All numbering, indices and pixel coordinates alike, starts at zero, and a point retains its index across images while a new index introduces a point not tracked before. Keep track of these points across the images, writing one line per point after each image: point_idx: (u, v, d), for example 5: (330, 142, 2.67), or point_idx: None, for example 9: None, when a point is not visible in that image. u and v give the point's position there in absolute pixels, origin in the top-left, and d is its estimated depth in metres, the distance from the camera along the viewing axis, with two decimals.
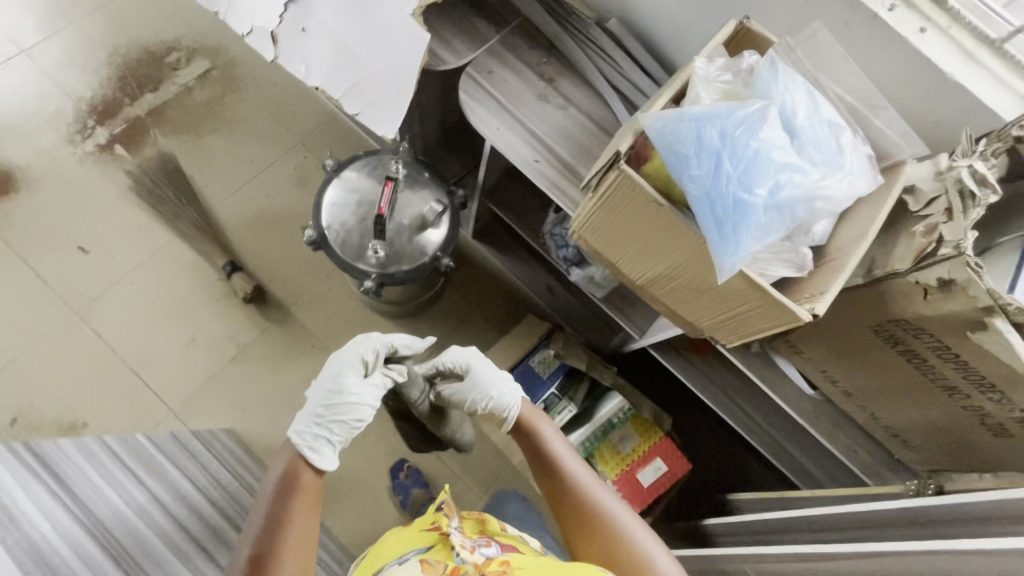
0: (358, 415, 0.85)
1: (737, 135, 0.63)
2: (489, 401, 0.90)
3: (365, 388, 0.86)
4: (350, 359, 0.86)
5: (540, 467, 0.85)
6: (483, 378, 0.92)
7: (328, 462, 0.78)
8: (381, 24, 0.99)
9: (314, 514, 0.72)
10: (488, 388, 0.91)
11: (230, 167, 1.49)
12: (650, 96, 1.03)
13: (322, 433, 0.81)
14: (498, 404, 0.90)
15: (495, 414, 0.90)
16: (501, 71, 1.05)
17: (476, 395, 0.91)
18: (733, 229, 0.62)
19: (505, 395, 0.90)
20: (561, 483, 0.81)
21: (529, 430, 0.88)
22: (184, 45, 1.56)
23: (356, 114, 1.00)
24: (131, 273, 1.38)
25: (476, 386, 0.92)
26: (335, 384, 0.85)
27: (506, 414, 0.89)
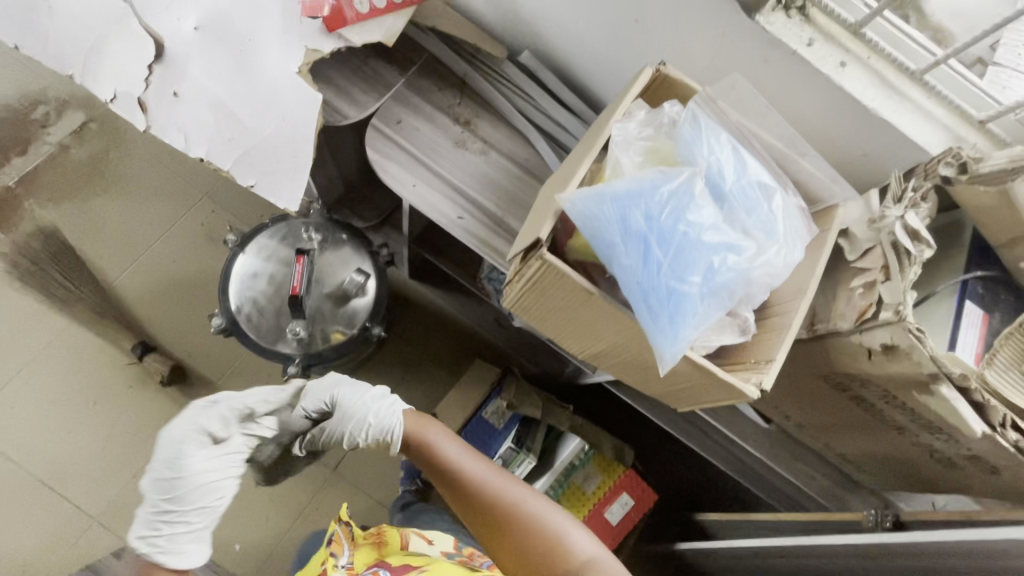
0: (218, 494, 0.72)
1: (664, 217, 0.58)
2: (366, 433, 0.80)
3: (217, 461, 0.72)
4: (189, 438, 0.72)
5: (441, 480, 0.75)
6: (351, 407, 0.82)
7: (191, 557, 0.69)
8: (264, 82, 0.87)
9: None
10: (359, 419, 0.81)
11: (126, 233, 1.33)
12: (574, 134, 0.96)
13: (176, 527, 0.70)
14: (379, 431, 0.80)
15: (379, 441, 0.81)
16: (411, 119, 0.95)
17: (349, 431, 0.81)
18: (670, 324, 0.56)
19: (378, 418, 0.80)
20: (469, 493, 0.73)
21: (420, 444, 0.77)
22: (51, 97, 1.36)
23: (251, 186, 0.87)
24: (25, 370, 1.23)
25: (345, 420, 0.81)
26: (173, 470, 0.70)
27: (391, 437, 0.80)
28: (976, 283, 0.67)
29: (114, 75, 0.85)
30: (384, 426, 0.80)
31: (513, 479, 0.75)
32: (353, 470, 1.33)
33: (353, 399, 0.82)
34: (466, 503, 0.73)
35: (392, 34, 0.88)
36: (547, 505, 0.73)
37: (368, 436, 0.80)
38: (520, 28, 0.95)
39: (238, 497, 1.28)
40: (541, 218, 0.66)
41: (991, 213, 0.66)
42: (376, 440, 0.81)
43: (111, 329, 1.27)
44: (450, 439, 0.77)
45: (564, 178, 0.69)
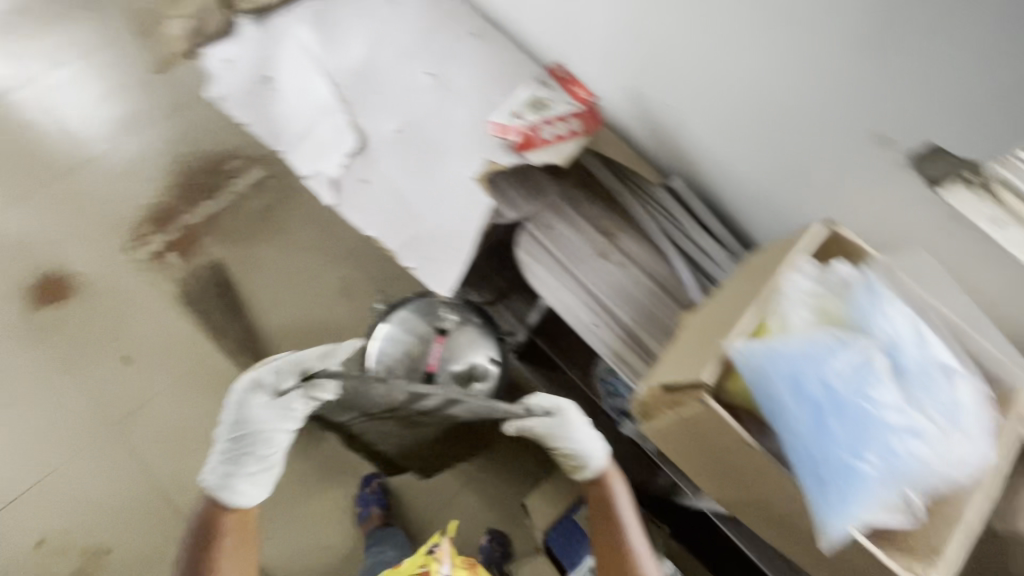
0: (272, 443, 0.79)
1: (844, 388, 0.57)
2: (566, 449, 0.80)
3: (272, 414, 0.79)
4: (250, 388, 0.79)
5: (602, 522, 0.78)
6: (571, 424, 0.80)
7: (248, 498, 0.76)
8: (440, 178, 0.97)
9: (241, 557, 0.74)
10: (571, 436, 0.79)
11: (277, 277, 1.49)
12: (717, 262, 0.98)
13: (236, 467, 0.77)
14: (580, 455, 0.80)
15: (572, 459, 0.81)
16: (561, 227, 1.02)
17: (555, 441, 0.80)
18: (841, 499, 0.55)
19: (589, 446, 0.80)
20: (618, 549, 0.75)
21: (609, 489, 0.80)
22: (242, 154, 1.60)
23: (413, 268, 0.97)
24: (169, 387, 1.36)
25: (564, 431, 0.79)
26: (237, 416, 0.78)
27: (583, 463, 0.80)
28: None
29: (320, 159, 1.03)
30: (588, 455, 0.80)
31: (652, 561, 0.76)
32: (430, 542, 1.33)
33: (571, 420, 0.80)
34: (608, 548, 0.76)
35: (565, 155, 0.89)
36: None
37: (570, 455, 0.80)
38: (678, 159, 1.01)
39: (321, 548, 1.29)
40: (700, 357, 0.67)
41: None
42: (571, 458, 0.81)
43: (247, 363, 1.40)
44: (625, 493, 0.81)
45: (724, 319, 0.70)
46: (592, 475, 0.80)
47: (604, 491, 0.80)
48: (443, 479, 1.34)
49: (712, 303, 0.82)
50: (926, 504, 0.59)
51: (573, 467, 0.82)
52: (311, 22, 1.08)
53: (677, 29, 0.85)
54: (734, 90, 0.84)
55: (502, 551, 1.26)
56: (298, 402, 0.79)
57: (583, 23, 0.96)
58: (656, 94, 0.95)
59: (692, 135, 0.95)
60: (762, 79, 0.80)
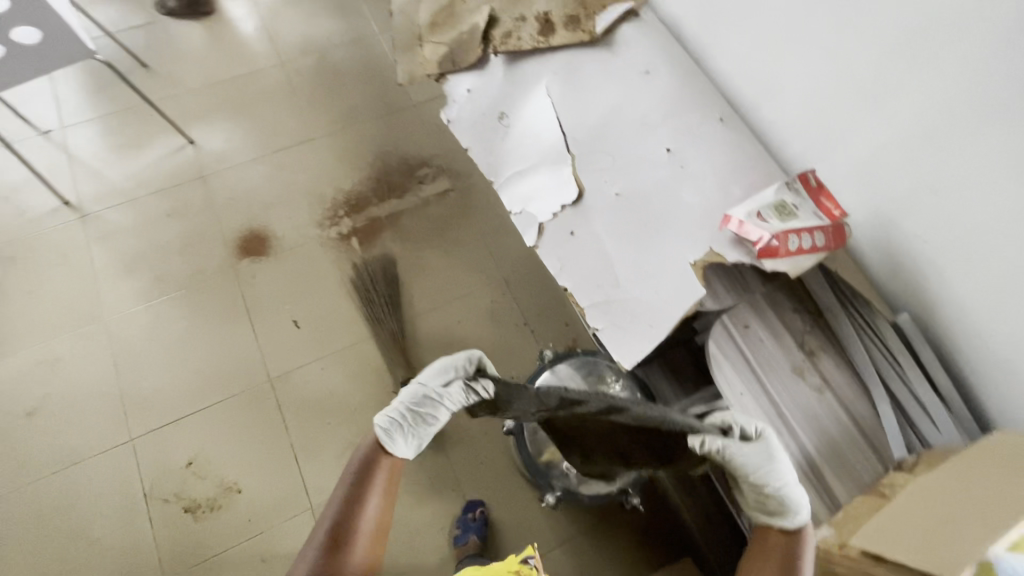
0: (438, 412, 0.87)
1: None
2: (774, 484, 0.77)
3: (449, 390, 0.87)
4: (443, 366, 0.90)
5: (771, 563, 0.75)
6: (783, 459, 0.79)
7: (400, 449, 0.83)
8: (650, 252, 0.97)
9: (388, 497, 0.76)
10: (781, 471, 0.78)
11: (437, 283, 1.57)
12: (932, 418, 0.88)
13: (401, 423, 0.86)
14: (786, 497, 0.77)
15: (775, 501, 0.77)
16: (758, 328, 0.98)
17: (762, 471, 0.78)
18: None
19: (798, 489, 0.77)
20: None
21: (802, 552, 0.74)
22: (436, 163, 1.71)
23: (597, 329, 0.95)
24: (324, 358, 1.48)
25: (772, 461, 0.79)
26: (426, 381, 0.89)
27: (788, 505, 0.77)
28: None
29: (535, 201, 1.08)
30: (796, 498, 0.77)
31: None
32: None
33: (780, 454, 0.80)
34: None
35: (799, 268, 0.86)
36: None
37: (776, 490, 0.77)
38: (911, 295, 0.92)
39: (411, 556, 1.31)
40: (944, 552, 0.61)
41: None
42: (777, 498, 0.77)
43: (394, 357, 1.48)
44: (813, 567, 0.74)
45: (977, 516, 0.63)
46: (793, 524, 0.76)
47: (794, 549, 0.75)
48: (542, 530, 1.32)
49: (936, 474, 0.74)
50: None
51: (771, 510, 0.78)
52: (558, 74, 1.14)
53: (966, 170, 0.77)
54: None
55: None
56: (461, 388, 0.86)
57: (846, 136, 0.92)
58: (909, 226, 0.88)
59: (943, 278, 0.86)
60: None
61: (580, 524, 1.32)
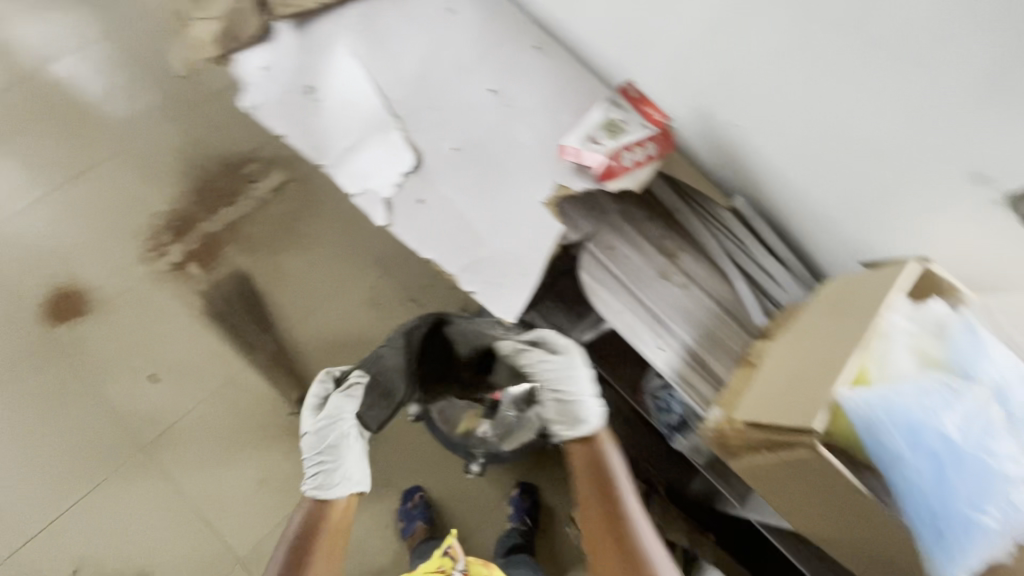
0: (343, 427, 0.90)
1: (966, 443, 0.58)
2: (572, 392, 0.89)
3: (332, 409, 0.91)
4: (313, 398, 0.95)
5: (590, 479, 0.83)
6: (579, 371, 0.90)
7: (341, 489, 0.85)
8: (501, 201, 0.94)
9: (331, 557, 0.78)
10: (580, 382, 0.89)
11: (305, 287, 1.44)
12: (779, 282, 0.99)
13: (324, 472, 0.87)
14: (579, 402, 0.88)
15: (571, 408, 0.88)
16: (622, 247, 1.01)
17: (564, 379, 0.90)
18: (961, 549, 0.57)
19: (593, 399, 0.89)
20: (615, 514, 0.78)
21: (608, 460, 0.84)
22: (261, 155, 1.51)
23: (473, 292, 0.93)
24: (202, 404, 1.32)
25: (571, 370, 0.90)
26: (310, 427, 0.90)
27: (581, 410, 0.87)
28: None
29: (373, 177, 0.98)
30: (587, 405, 0.88)
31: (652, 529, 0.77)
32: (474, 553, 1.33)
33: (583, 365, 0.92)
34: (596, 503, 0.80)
35: (639, 182, 0.88)
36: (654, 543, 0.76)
37: (570, 397, 0.89)
38: (742, 179, 1.00)
39: (365, 564, 1.28)
40: (801, 401, 0.68)
41: None
42: (572, 405, 0.88)
43: (282, 378, 1.36)
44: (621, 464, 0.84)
45: (821, 359, 0.71)
46: (583, 427, 0.87)
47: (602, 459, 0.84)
48: (484, 490, 1.34)
49: (789, 334, 0.83)
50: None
51: (567, 418, 0.88)
52: (358, 31, 1.02)
53: (758, 51, 0.81)
54: (816, 117, 0.81)
55: (531, 502, 1.31)
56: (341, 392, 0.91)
57: (654, 38, 0.92)
58: (726, 115, 0.92)
59: (763, 157, 0.93)
60: (849, 112, 0.78)
61: (518, 472, 1.36)
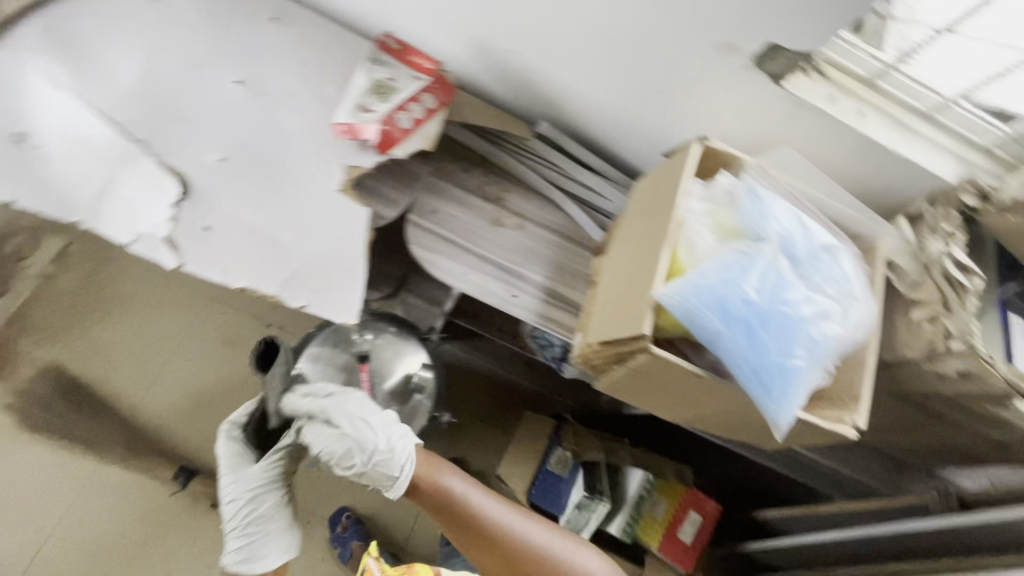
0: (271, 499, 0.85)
1: (767, 302, 0.62)
2: (372, 456, 0.82)
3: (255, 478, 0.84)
4: (229, 457, 0.87)
5: (451, 516, 0.83)
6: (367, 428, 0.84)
7: (272, 559, 0.83)
8: (294, 202, 0.84)
9: None
10: (372, 442, 0.83)
11: (136, 354, 1.26)
12: (605, 195, 1.00)
13: (253, 540, 0.83)
14: (386, 455, 0.83)
15: (379, 471, 0.84)
16: (446, 207, 0.97)
17: (353, 449, 0.83)
18: (783, 393, 0.62)
19: (396, 446, 0.84)
20: (484, 534, 0.82)
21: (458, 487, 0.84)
22: (22, 225, 1.26)
23: (303, 306, 0.85)
24: (62, 524, 1.15)
25: (361, 429, 0.84)
26: (229, 493, 0.84)
27: (396, 469, 0.83)
28: (1015, 296, 0.74)
29: (142, 219, 0.78)
30: (391, 459, 0.83)
31: (527, 519, 0.85)
32: (422, 544, 1.32)
33: (365, 418, 0.86)
34: (467, 531, 0.82)
35: (430, 138, 0.82)
36: (529, 525, 0.85)
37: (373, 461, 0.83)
38: (539, 101, 0.97)
39: None
40: (632, 308, 0.69)
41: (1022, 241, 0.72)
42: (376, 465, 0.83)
43: (146, 461, 1.20)
44: (470, 486, 0.85)
45: (640, 262, 0.73)
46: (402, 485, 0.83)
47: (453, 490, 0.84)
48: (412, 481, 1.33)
49: (616, 245, 0.84)
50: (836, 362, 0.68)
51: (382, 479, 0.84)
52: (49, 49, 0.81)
53: None
54: (572, 22, 0.78)
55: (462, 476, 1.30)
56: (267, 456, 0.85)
57: None
58: (495, 43, 0.87)
59: (547, 75, 0.90)
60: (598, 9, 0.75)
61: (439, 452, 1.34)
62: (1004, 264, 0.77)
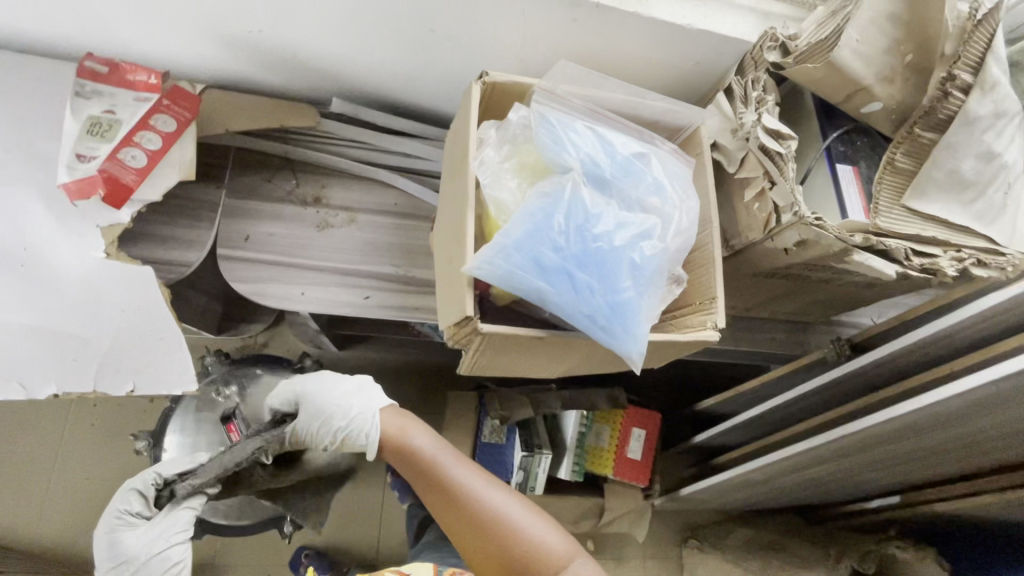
0: (174, 560, 0.70)
1: (580, 240, 0.57)
2: (338, 432, 0.76)
3: (155, 536, 0.70)
4: (133, 513, 0.72)
5: (415, 474, 0.71)
6: (328, 406, 0.77)
7: None
8: (59, 285, 0.71)
9: None
10: (331, 415, 0.76)
11: (11, 483, 1.13)
12: (430, 158, 0.91)
13: None
14: (349, 431, 0.75)
15: (351, 442, 0.76)
16: (258, 227, 0.84)
17: (317, 428, 0.77)
18: (625, 330, 0.56)
19: (357, 415, 0.76)
20: (447, 496, 0.68)
21: (427, 444, 0.72)
22: None
23: (132, 389, 0.76)
24: None
25: (318, 412, 0.77)
26: (126, 552, 0.70)
27: (364, 437, 0.75)
28: (837, 143, 0.71)
29: None
30: (357, 428, 0.75)
31: (499, 486, 0.70)
32: (394, 547, 1.31)
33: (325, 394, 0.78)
34: (430, 487, 0.70)
35: (187, 164, 0.73)
36: (497, 493, 0.68)
37: (342, 435, 0.76)
38: (317, 77, 0.84)
39: None
40: (457, 288, 0.62)
41: (829, 86, 0.68)
42: (345, 439, 0.76)
43: None
44: (442, 443, 0.73)
45: (454, 234, 0.66)
46: (375, 446, 0.75)
47: (420, 447, 0.72)
48: (364, 494, 1.31)
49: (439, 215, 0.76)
50: (675, 275, 0.66)
51: (356, 446, 0.77)
52: None
53: None
54: None
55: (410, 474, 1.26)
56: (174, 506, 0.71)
57: None
58: (225, 30, 0.72)
59: (306, 48, 0.76)
60: None
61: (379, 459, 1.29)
62: (826, 113, 0.73)
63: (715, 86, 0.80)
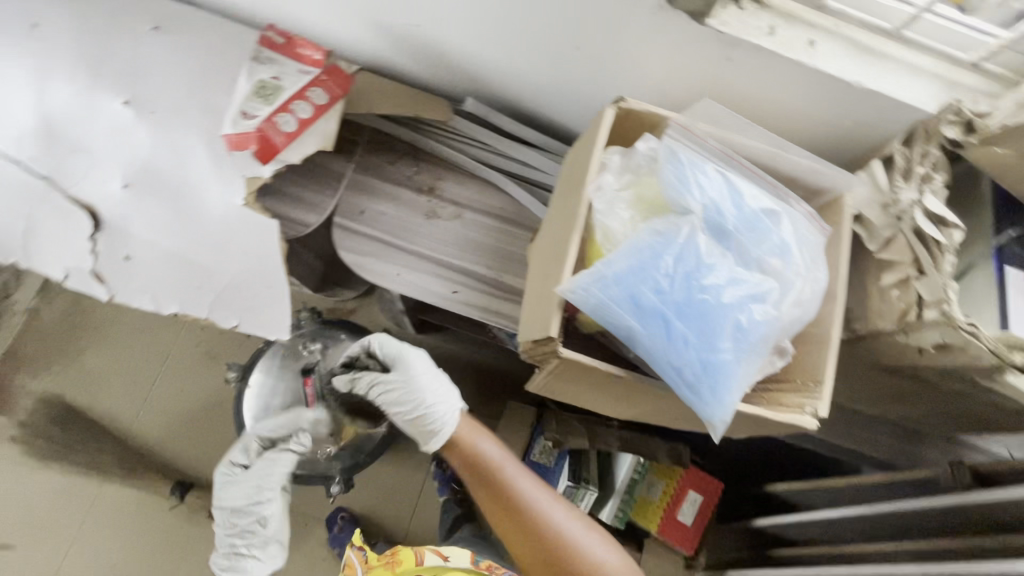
0: (267, 507, 0.77)
1: (685, 290, 0.54)
2: (416, 409, 0.75)
3: (251, 485, 0.77)
4: (235, 467, 0.80)
5: (478, 480, 0.74)
6: (420, 378, 0.77)
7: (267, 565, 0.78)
8: (202, 220, 0.79)
9: None
10: (419, 390, 0.76)
11: (126, 377, 1.29)
12: (546, 171, 0.91)
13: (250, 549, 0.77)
14: (428, 415, 0.75)
15: (422, 424, 0.76)
16: (373, 205, 0.89)
17: (402, 394, 0.76)
18: (713, 393, 0.52)
19: (440, 403, 0.76)
20: (511, 505, 0.72)
21: (491, 451, 0.76)
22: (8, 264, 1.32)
23: (235, 326, 0.82)
24: (77, 545, 1.20)
25: (408, 381, 0.77)
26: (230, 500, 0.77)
27: (439, 424, 0.75)
28: (1012, 244, 0.62)
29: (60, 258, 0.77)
30: (438, 413, 0.76)
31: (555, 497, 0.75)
32: (423, 535, 1.32)
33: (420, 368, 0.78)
34: (493, 495, 0.73)
35: (329, 136, 0.79)
36: (555, 505, 0.74)
37: (422, 412, 0.75)
38: (458, 75, 0.87)
39: None
40: (545, 308, 0.61)
41: None
42: (420, 418, 0.76)
43: (148, 476, 1.24)
44: (504, 452, 0.76)
45: (555, 251, 0.65)
46: (443, 438, 0.76)
47: (484, 454, 0.75)
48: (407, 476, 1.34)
49: (542, 230, 0.76)
50: (782, 346, 0.60)
51: (422, 430, 0.76)
52: None
53: None
54: None
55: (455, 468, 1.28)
56: (268, 459, 0.78)
57: None
58: (388, 21, 0.77)
59: (454, 46, 0.79)
60: None
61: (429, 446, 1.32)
62: (1005, 207, 0.63)
63: (871, 152, 0.72)
